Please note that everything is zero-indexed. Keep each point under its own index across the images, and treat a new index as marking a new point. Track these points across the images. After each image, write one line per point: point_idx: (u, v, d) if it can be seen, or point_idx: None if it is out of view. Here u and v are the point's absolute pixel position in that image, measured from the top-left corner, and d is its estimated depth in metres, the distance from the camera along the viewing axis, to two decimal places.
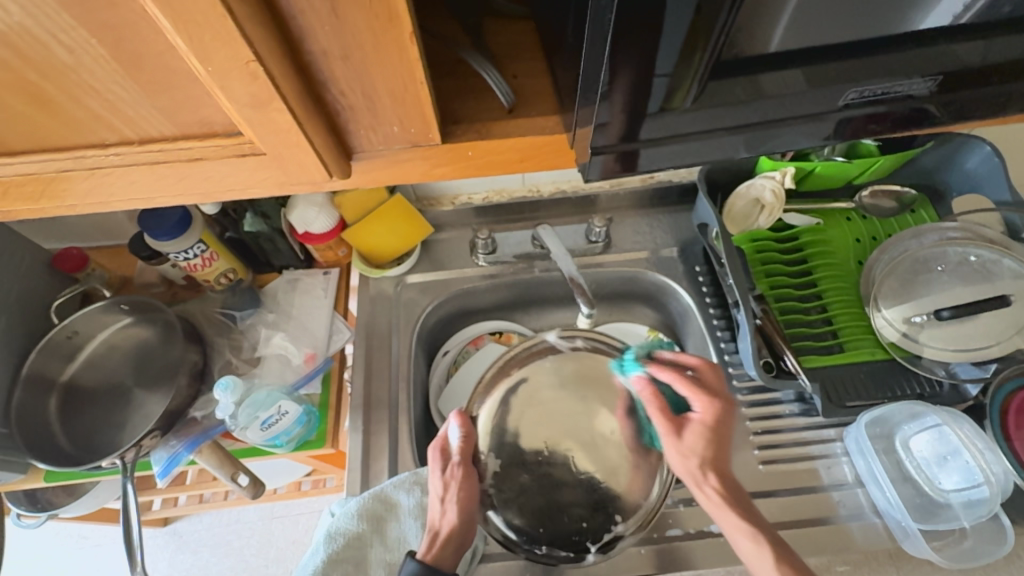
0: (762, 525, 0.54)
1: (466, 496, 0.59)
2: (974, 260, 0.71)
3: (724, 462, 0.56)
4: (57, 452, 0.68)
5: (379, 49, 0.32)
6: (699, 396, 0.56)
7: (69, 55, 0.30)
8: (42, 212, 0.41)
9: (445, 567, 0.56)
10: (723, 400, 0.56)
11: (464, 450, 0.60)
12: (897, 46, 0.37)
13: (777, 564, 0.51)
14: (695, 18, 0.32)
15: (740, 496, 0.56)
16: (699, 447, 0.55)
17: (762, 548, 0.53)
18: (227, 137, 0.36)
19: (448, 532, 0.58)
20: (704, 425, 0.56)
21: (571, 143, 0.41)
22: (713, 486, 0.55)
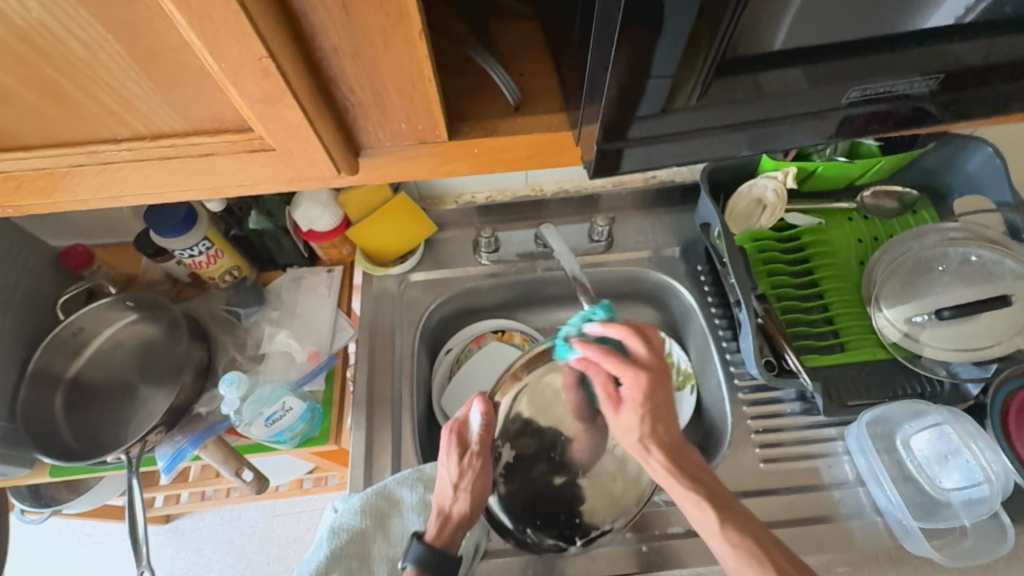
0: (704, 486, 0.57)
1: (480, 485, 0.65)
2: (976, 261, 0.71)
3: (664, 430, 0.60)
4: (63, 447, 0.68)
5: (389, 46, 0.32)
6: (627, 377, 0.58)
7: (85, 51, 0.31)
8: (54, 207, 0.42)
9: (452, 548, 0.61)
10: (650, 370, 0.58)
11: (483, 441, 0.66)
12: (900, 45, 0.38)
13: (720, 525, 0.54)
14: (697, 23, 0.32)
15: (681, 459, 0.59)
16: (635, 420, 0.59)
17: (704, 510, 0.55)
18: (237, 132, 0.37)
19: (458, 517, 0.63)
20: (636, 398, 0.59)
21: (577, 141, 0.42)
22: (655, 456, 0.59)
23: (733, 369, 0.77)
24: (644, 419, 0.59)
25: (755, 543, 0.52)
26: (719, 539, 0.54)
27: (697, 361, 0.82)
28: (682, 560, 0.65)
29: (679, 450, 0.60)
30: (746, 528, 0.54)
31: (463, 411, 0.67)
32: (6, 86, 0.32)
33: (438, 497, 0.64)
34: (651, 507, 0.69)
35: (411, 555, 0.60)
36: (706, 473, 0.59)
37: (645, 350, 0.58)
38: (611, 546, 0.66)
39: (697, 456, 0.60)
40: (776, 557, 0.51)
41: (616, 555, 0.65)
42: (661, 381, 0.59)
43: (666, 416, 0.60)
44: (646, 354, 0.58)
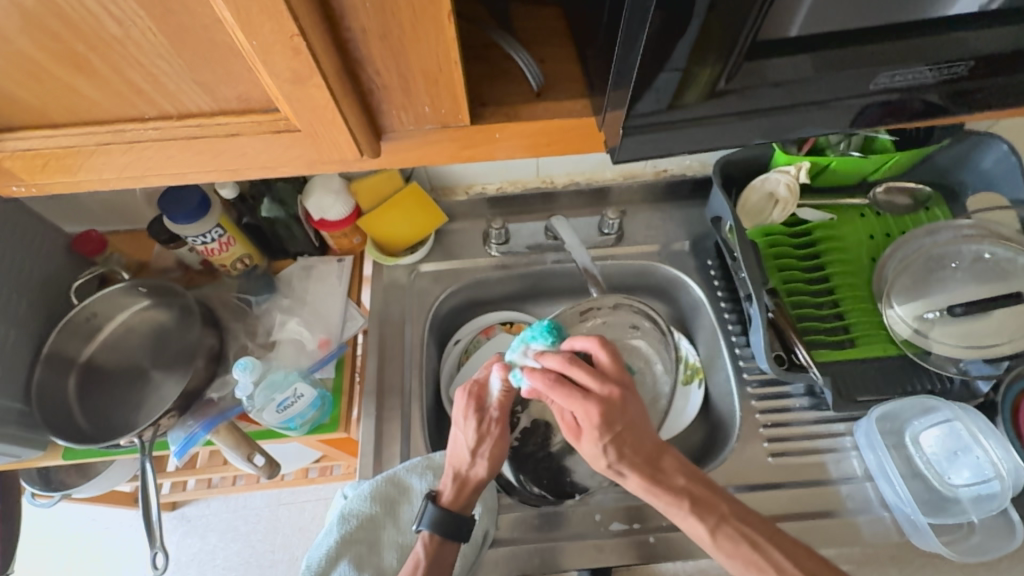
0: (687, 497, 0.56)
1: (497, 451, 0.65)
2: (989, 258, 0.71)
3: (633, 451, 0.57)
4: (76, 430, 0.69)
5: (418, 29, 0.32)
6: (581, 413, 0.55)
7: (118, 27, 0.31)
8: (77, 186, 0.42)
9: (464, 509, 0.63)
10: (599, 399, 0.54)
11: (502, 406, 0.65)
12: (934, 30, 0.37)
13: (712, 537, 0.54)
14: (709, 15, 0.32)
15: (657, 471, 0.57)
16: (597, 450, 0.56)
17: (693, 521, 0.55)
18: (264, 113, 0.37)
19: (472, 481, 0.63)
20: (594, 430, 0.55)
21: (600, 127, 0.42)
22: (630, 478, 0.57)
23: (742, 364, 0.77)
24: (607, 447, 0.56)
25: (749, 547, 0.53)
26: (714, 551, 0.54)
27: (706, 356, 0.82)
28: (689, 551, 0.65)
29: (655, 459, 0.58)
30: (739, 534, 0.54)
31: (482, 375, 0.65)
32: (38, 62, 0.33)
33: (454, 460, 0.64)
34: None
35: (427, 518, 0.61)
36: (687, 479, 0.57)
37: (590, 379, 0.55)
38: (617, 537, 0.66)
39: (678, 458, 0.59)
40: (774, 560, 0.53)
41: (624, 546, 0.66)
42: (616, 407, 0.55)
43: (633, 438, 0.57)
44: (591, 381, 0.55)
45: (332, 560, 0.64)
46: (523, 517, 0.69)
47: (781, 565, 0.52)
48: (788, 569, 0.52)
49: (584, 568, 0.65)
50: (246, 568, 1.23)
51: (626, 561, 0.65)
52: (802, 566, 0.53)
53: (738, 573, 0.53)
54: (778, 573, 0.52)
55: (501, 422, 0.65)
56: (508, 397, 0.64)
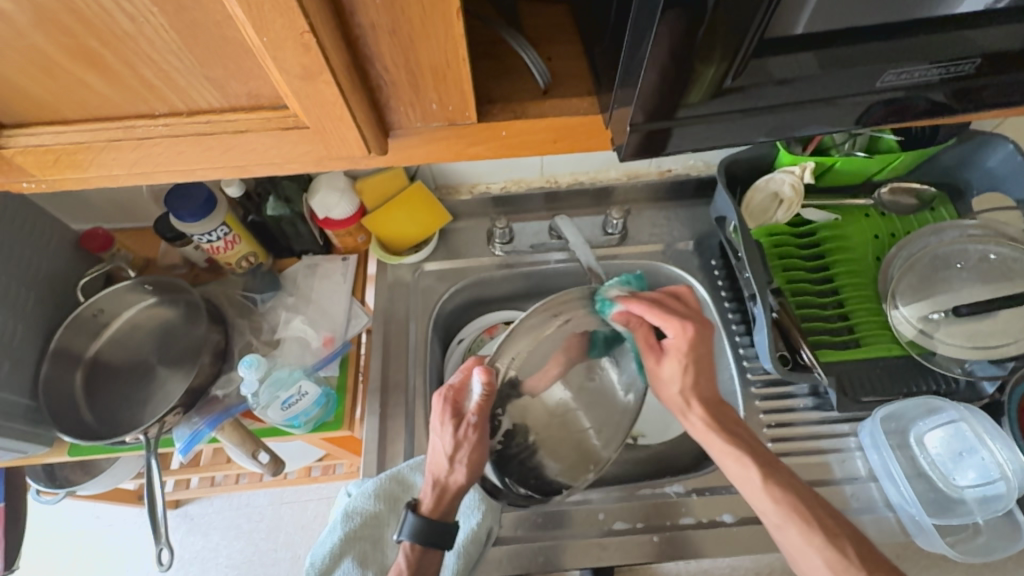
0: (746, 443, 0.59)
1: (477, 456, 0.60)
2: (995, 258, 0.71)
3: (704, 387, 0.61)
4: (82, 426, 0.69)
5: (428, 25, 0.33)
6: (676, 330, 0.58)
7: (131, 24, 0.31)
8: (86, 183, 0.42)
9: (444, 517, 0.61)
10: (695, 322, 0.59)
11: (481, 412, 0.58)
12: (943, 28, 0.37)
13: (763, 481, 0.56)
14: (718, 12, 0.32)
15: (721, 416, 0.61)
16: (678, 370, 0.60)
17: (747, 466, 0.57)
18: (273, 109, 0.38)
19: (451, 488, 0.61)
20: (682, 349, 0.59)
21: (606, 124, 0.42)
22: (694, 411, 0.61)
23: (746, 364, 0.77)
24: (687, 370, 0.60)
25: (797, 498, 0.55)
26: (762, 495, 0.56)
27: (710, 356, 0.82)
28: (692, 550, 0.65)
29: (718, 406, 0.61)
30: (789, 484, 0.56)
31: (460, 378, 0.60)
32: (51, 58, 0.33)
33: (433, 467, 0.61)
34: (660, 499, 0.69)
35: (406, 528, 0.60)
36: (745, 431, 0.61)
37: (682, 306, 0.60)
38: (621, 536, 0.66)
39: (735, 413, 0.62)
40: (818, 516, 0.54)
41: (627, 545, 0.66)
42: (705, 332, 0.60)
43: (707, 370, 0.61)
44: (682, 308, 0.60)
45: (336, 557, 0.64)
46: (527, 515, 0.69)
47: (825, 521, 0.54)
48: (832, 528, 0.53)
49: (587, 566, 0.65)
50: (249, 566, 1.23)
51: (629, 560, 0.65)
52: (846, 532, 0.53)
53: (779, 522, 0.55)
54: (822, 530, 0.53)
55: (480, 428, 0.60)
56: (488, 403, 0.57)
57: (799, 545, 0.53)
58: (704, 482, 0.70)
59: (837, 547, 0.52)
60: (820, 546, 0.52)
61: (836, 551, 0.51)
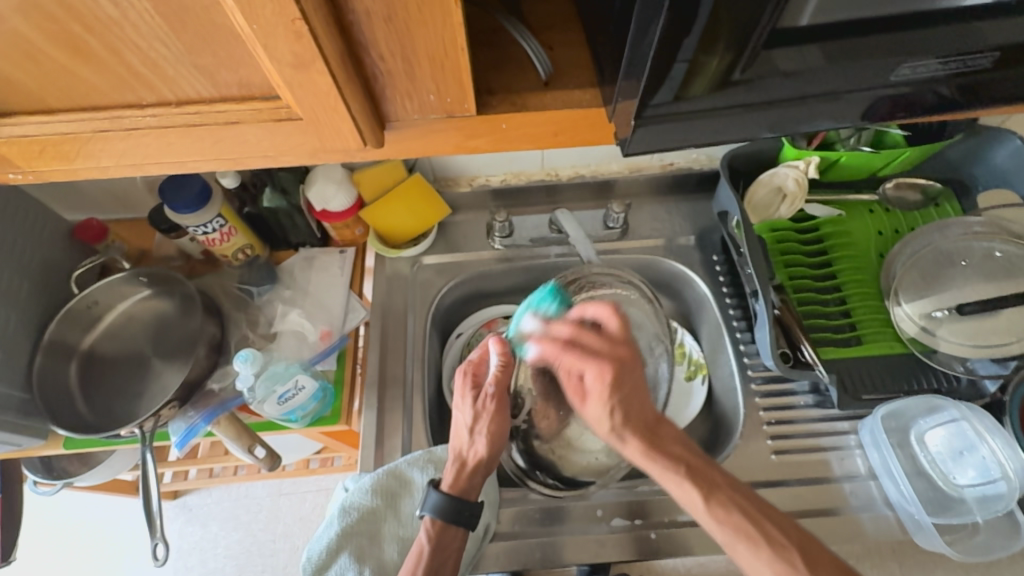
0: (683, 463, 0.54)
1: (497, 428, 0.64)
2: (1000, 255, 0.70)
3: (636, 418, 0.56)
4: (76, 419, 0.69)
5: (424, 12, 0.31)
6: (591, 374, 0.57)
7: (115, 8, 0.30)
8: (75, 174, 0.41)
9: (469, 494, 0.61)
10: (609, 360, 0.57)
11: (498, 382, 0.65)
12: (964, 19, 0.36)
13: (705, 503, 0.52)
14: (726, 4, 0.31)
15: (657, 439, 0.56)
16: (602, 411, 0.56)
17: (688, 488, 0.52)
18: (265, 100, 0.37)
19: (473, 461, 0.63)
20: (602, 389, 0.56)
21: (610, 117, 0.41)
22: (631, 444, 0.56)
23: (747, 360, 0.76)
24: (612, 411, 0.56)
25: (742, 517, 0.51)
26: (705, 517, 0.52)
27: (710, 352, 0.82)
28: (689, 546, 0.65)
29: (654, 430, 0.56)
30: (732, 502, 0.52)
31: (479, 355, 0.68)
32: (33, 42, 0.32)
33: (456, 441, 0.64)
34: (658, 495, 0.69)
35: (428, 504, 0.61)
36: (684, 448, 0.56)
37: (598, 342, 0.58)
38: (620, 532, 0.66)
39: (675, 430, 0.57)
40: (765, 529, 0.50)
41: (626, 541, 0.65)
42: (625, 367, 0.57)
43: (637, 403, 0.57)
44: (599, 344, 0.58)
45: (333, 553, 0.64)
46: (524, 511, 0.68)
47: (773, 534, 0.49)
48: (779, 539, 0.49)
49: (585, 562, 0.65)
50: (247, 557, 1.23)
51: (627, 556, 0.65)
52: (795, 542, 0.49)
53: (726, 541, 0.51)
54: (768, 543, 0.49)
55: (499, 400, 0.65)
56: (505, 372, 0.65)
57: (749, 564, 0.49)
58: None
59: (786, 560, 0.48)
60: (771, 563, 0.48)
61: (789, 552, 0.48)
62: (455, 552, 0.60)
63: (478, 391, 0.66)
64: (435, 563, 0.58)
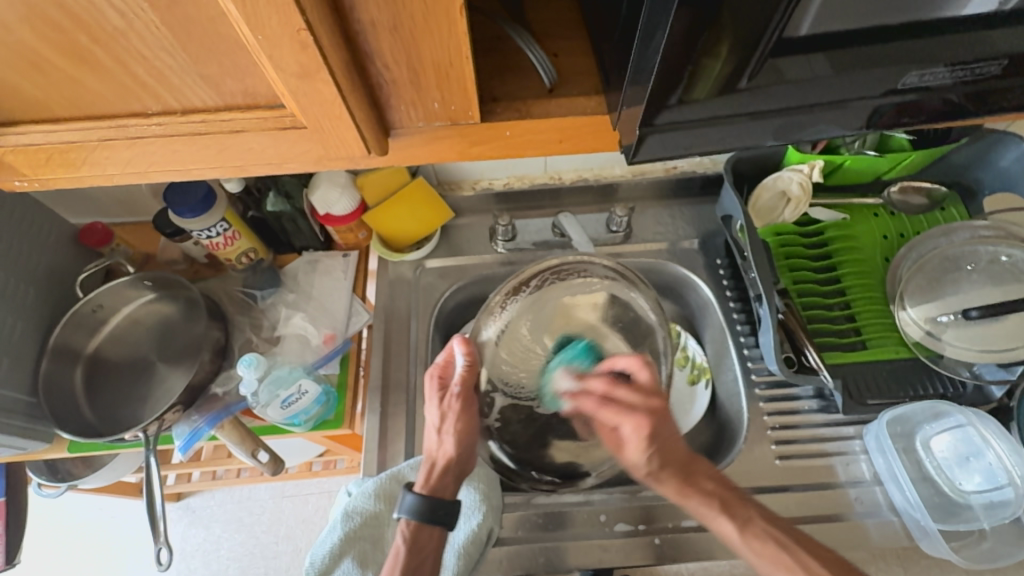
0: (718, 498, 0.54)
1: (464, 426, 0.62)
2: (1006, 260, 0.70)
3: (671, 460, 0.55)
4: (81, 423, 0.69)
5: (430, 22, 0.31)
6: (631, 427, 0.54)
7: (121, 20, 0.30)
8: (81, 182, 0.41)
9: (442, 495, 0.60)
10: (645, 412, 0.55)
11: (464, 382, 0.62)
12: (973, 27, 0.36)
13: (741, 536, 0.52)
14: (732, 13, 0.31)
15: (692, 476, 0.55)
16: (641, 459, 0.55)
17: (723, 521, 0.53)
18: (270, 108, 0.37)
19: (444, 462, 0.61)
20: (640, 440, 0.54)
21: (614, 123, 0.41)
22: (666, 485, 0.55)
23: (751, 364, 0.75)
24: (651, 457, 0.54)
25: (779, 548, 0.51)
26: (743, 551, 0.52)
27: (713, 356, 0.81)
28: (693, 552, 0.64)
29: (689, 467, 0.55)
30: (766, 533, 0.52)
31: (445, 355, 0.64)
32: (39, 53, 0.32)
33: (427, 442, 0.63)
34: (662, 500, 0.68)
35: (405, 506, 0.58)
36: (718, 483, 0.55)
37: (631, 393, 0.55)
38: (623, 537, 0.66)
39: (708, 464, 0.57)
40: (802, 559, 0.50)
41: (629, 547, 0.65)
42: (661, 417, 0.55)
43: (673, 447, 0.55)
44: (633, 396, 0.55)
45: (336, 557, 0.64)
46: (527, 516, 0.68)
47: (812, 566, 0.50)
48: (818, 572, 0.49)
49: (588, 568, 0.65)
50: (251, 559, 1.24)
51: (631, 562, 0.65)
52: (832, 569, 0.49)
53: (763, 572, 0.51)
54: (806, 575, 0.49)
55: (466, 398, 0.62)
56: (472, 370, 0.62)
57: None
58: None
59: None
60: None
61: None
62: (433, 552, 0.58)
63: (445, 392, 0.63)
64: (413, 562, 0.57)
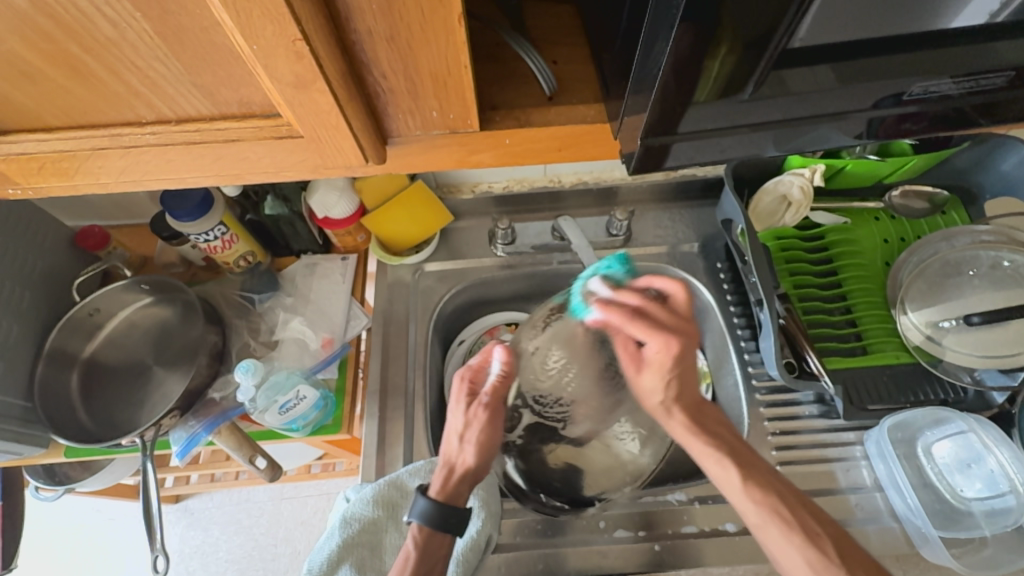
0: (726, 448, 0.54)
1: (488, 438, 0.60)
2: (1008, 265, 0.69)
3: (686, 393, 0.56)
4: (77, 428, 0.69)
5: (427, 31, 0.31)
6: (661, 351, 0.52)
7: (112, 29, 0.30)
8: (75, 190, 0.41)
9: (456, 503, 0.59)
10: (679, 334, 0.52)
11: (495, 392, 0.60)
12: (980, 38, 0.35)
13: (743, 484, 0.52)
14: (734, 22, 0.31)
15: (700, 415, 0.57)
16: (659, 384, 0.55)
17: (727, 467, 0.53)
18: (265, 117, 0.36)
19: (463, 470, 0.60)
20: (664, 362, 0.53)
21: (615, 132, 0.41)
22: (676, 418, 0.56)
23: (751, 370, 0.75)
24: (669, 384, 0.55)
25: (778, 500, 0.51)
26: (743, 499, 0.52)
27: (714, 361, 0.81)
28: (692, 559, 0.64)
29: (699, 407, 0.57)
30: (768, 483, 0.52)
31: (479, 360, 0.64)
32: (31, 63, 0.31)
33: (445, 447, 0.62)
34: (662, 506, 0.68)
35: (416, 510, 0.58)
36: (726, 430, 0.56)
37: (667, 316, 0.53)
38: (623, 543, 0.66)
39: (716, 411, 0.58)
40: (800, 517, 0.50)
41: (629, 553, 0.65)
42: (693, 343, 0.53)
43: (691, 378, 0.56)
44: (669, 319, 0.53)
45: (333, 565, 0.63)
46: (527, 521, 0.68)
47: (811, 526, 0.49)
48: (814, 530, 0.49)
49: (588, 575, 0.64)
50: (249, 562, 1.23)
51: (630, 569, 0.64)
52: (829, 532, 0.49)
53: (759, 522, 0.51)
54: (802, 531, 0.49)
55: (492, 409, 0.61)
56: (503, 383, 0.60)
57: (779, 545, 0.50)
58: (707, 490, 0.69)
59: (818, 548, 0.48)
60: (801, 546, 0.48)
61: (824, 544, 0.48)
62: (442, 560, 0.58)
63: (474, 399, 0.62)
64: (423, 567, 0.57)
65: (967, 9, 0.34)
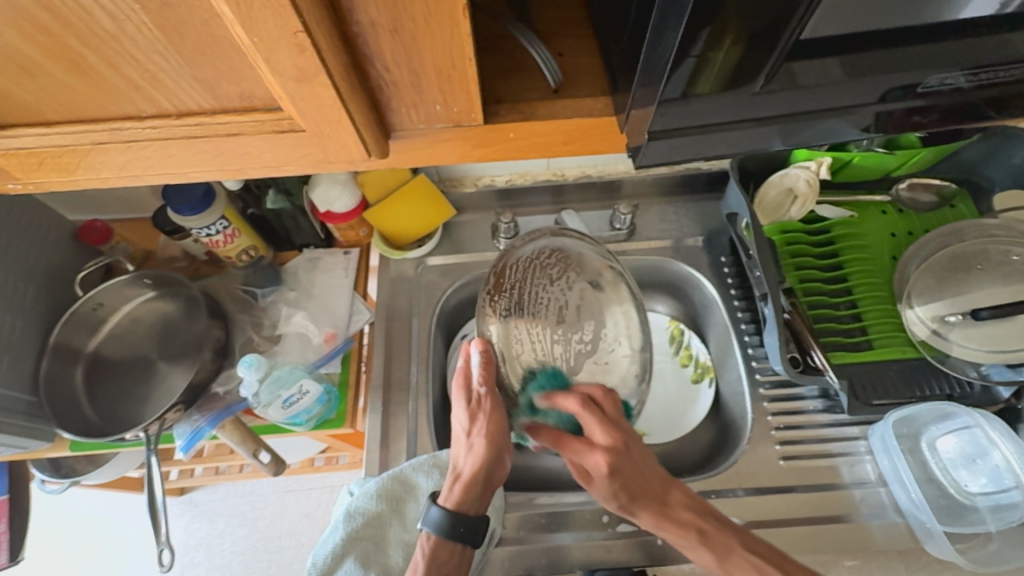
0: (695, 529, 0.55)
1: (493, 431, 0.58)
2: (1017, 259, 0.68)
3: (641, 491, 0.57)
4: (82, 422, 0.69)
5: (431, 23, 0.30)
6: (591, 458, 0.55)
7: (111, 21, 0.29)
8: (76, 185, 0.41)
9: (470, 509, 0.57)
10: (603, 446, 0.55)
11: (488, 382, 0.57)
12: (998, 29, 0.35)
13: (721, 567, 0.55)
14: (744, 11, 0.30)
15: (666, 507, 0.57)
16: (608, 493, 0.56)
17: (701, 552, 0.55)
18: (267, 111, 0.36)
19: (471, 472, 0.58)
20: (601, 474, 0.55)
21: (622, 125, 0.40)
22: (641, 515, 0.57)
23: (755, 364, 0.75)
24: (616, 490, 0.56)
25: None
26: None
27: (717, 355, 0.81)
28: None
29: (661, 495, 0.57)
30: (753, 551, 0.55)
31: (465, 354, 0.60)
32: (30, 59, 0.31)
33: (455, 450, 0.60)
34: None
35: (428, 518, 0.57)
36: (695, 512, 0.56)
37: (594, 425, 0.55)
38: (626, 538, 0.65)
39: (684, 492, 0.58)
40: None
41: (633, 546, 0.65)
42: (621, 451, 0.56)
43: (638, 478, 0.57)
44: (595, 427, 0.55)
45: (339, 557, 0.63)
46: (530, 516, 0.68)
47: None
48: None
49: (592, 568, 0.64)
50: (254, 553, 1.24)
51: (633, 562, 0.64)
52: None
53: None
54: None
55: (493, 399, 0.58)
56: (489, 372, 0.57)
57: None
58: (709, 485, 0.69)
59: None
60: None
61: None
62: (453, 569, 0.56)
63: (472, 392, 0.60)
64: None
65: (975, 0, 0.34)
